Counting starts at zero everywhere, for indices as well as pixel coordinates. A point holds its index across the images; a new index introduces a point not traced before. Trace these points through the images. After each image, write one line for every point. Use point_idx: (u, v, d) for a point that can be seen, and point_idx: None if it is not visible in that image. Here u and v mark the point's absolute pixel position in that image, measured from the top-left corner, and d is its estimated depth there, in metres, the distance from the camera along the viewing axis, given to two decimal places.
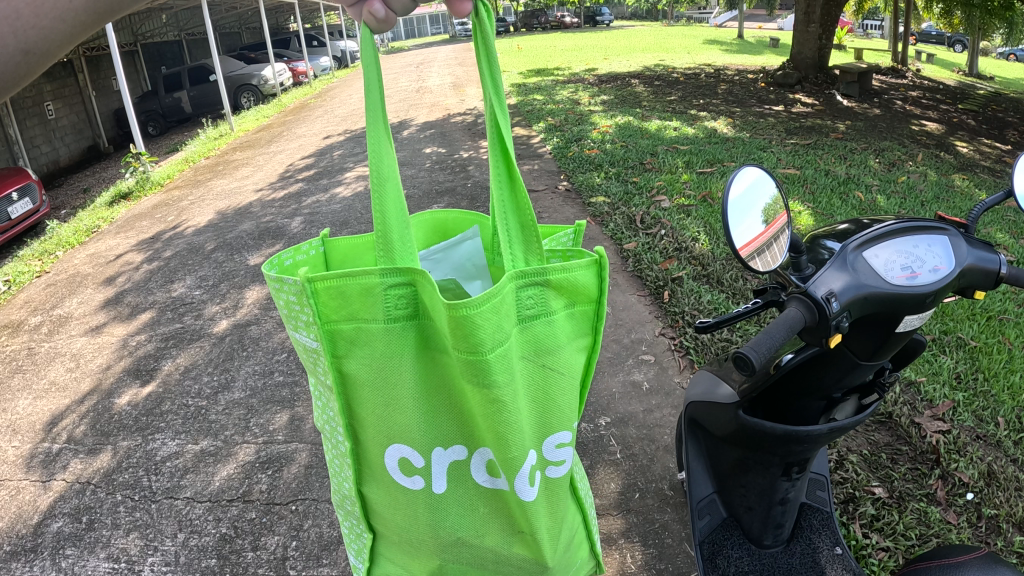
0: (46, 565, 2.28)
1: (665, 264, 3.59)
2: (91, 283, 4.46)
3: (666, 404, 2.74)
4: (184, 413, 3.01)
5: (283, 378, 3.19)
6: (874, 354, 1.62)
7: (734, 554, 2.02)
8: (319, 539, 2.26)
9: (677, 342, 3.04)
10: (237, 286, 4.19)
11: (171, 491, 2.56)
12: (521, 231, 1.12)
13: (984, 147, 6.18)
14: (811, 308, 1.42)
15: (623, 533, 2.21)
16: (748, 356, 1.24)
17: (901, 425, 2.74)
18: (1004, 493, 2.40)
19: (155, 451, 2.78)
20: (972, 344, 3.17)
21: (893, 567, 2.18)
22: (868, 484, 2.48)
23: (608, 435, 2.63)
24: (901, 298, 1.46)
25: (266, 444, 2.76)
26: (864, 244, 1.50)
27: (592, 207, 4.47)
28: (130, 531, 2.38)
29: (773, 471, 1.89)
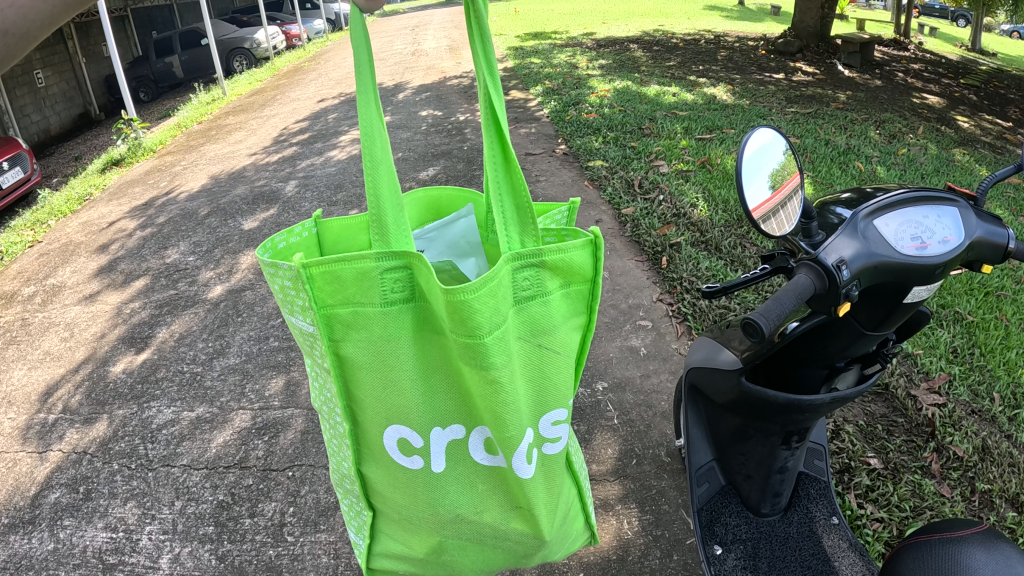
0: (45, 536, 2.28)
1: (663, 229, 3.55)
2: (84, 252, 4.41)
3: (664, 369, 2.72)
4: (180, 379, 2.99)
5: (279, 344, 3.16)
6: (881, 324, 1.60)
7: (732, 522, 2.02)
8: (317, 505, 2.27)
9: (675, 308, 3.01)
10: (231, 251, 4.14)
11: (167, 459, 2.55)
12: (516, 212, 1.09)
13: (985, 122, 6.08)
14: (821, 276, 1.41)
15: (621, 499, 2.21)
16: (757, 323, 1.20)
17: (897, 397, 2.73)
18: (997, 468, 2.40)
19: (150, 419, 2.76)
20: (970, 319, 3.14)
21: (886, 538, 2.19)
22: (864, 455, 2.48)
23: (605, 400, 2.61)
24: (910, 268, 1.44)
25: (262, 410, 2.74)
26: (875, 212, 1.48)
27: (590, 171, 4.41)
28: (128, 499, 2.39)
29: (773, 440, 1.88)
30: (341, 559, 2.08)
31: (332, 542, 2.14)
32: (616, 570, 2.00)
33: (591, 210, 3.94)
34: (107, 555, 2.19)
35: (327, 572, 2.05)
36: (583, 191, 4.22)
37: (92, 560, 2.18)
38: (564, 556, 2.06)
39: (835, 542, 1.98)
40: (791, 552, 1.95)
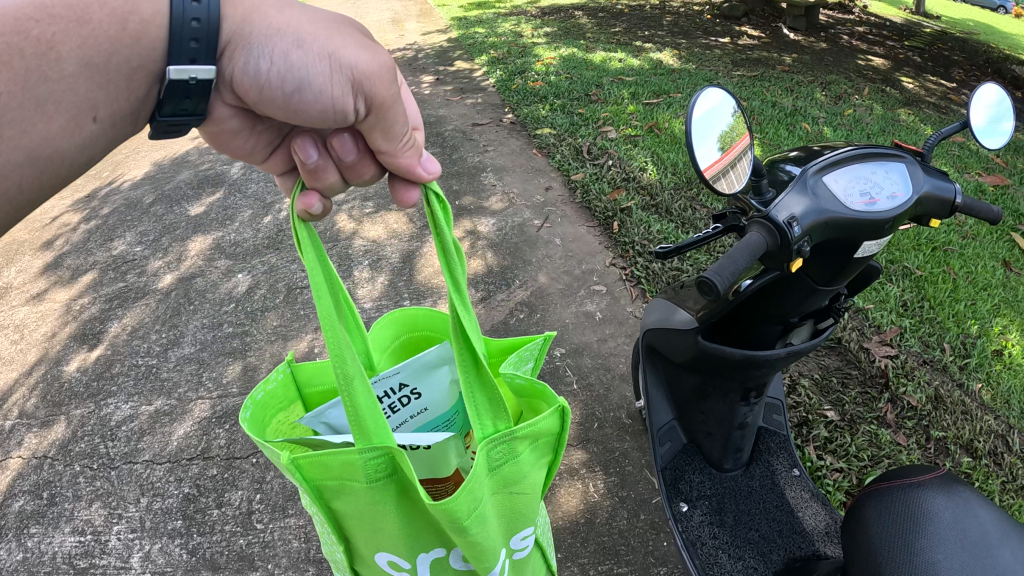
0: (12, 546, 2.22)
1: (613, 194, 3.50)
2: (28, 249, 4.22)
3: (620, 332, 2.70)
4: (135, 373, 2.91)
5: (233, 330, 3.10)
6: (832, 279, 1.64)
7: (696, 479, 2.06)
8: (283, 490, 2.28)
9: (628, 272, 2.98)
10: (179, 238, 3.98)
11: (129, 456, 2.49)
12: (489, 401, 1.04)
13: (928, 82, 6.24)
14: (772, 233, 1.45)
15: (585, 463, 2.24)
16: (711, 280, 1.26)
17: (850, 350, 2.80)
18: (950, 415, 2.48)
19: (109, 416, 2.69)
20: (918, 273, 3.22)
21: (846, 487, 2.27)
22: (821, 408, 2.55)
23: (563, 365, 2.58)
24: (859, 223, 1.48)
25: (220, 398, 2.70)
26: (825, 168, 1.51)
27: (538, 139, 4.35)
28: (93, 500, 2.35)
29: (732, 396, 1.92)
30: (312, 541, 2.11)
31: (301, 525, 2.16)
32: (584, 533, 2.04)
33: (539, 177, 3.89)
34: (78, 559, 2.16)
35: (300, 557, 2.07)
36: (532, 159, 4.15)
37: (62, 566, 2.14)
38: None
39: (797, 493, 2.05)
40: (755, 505, 2.01)
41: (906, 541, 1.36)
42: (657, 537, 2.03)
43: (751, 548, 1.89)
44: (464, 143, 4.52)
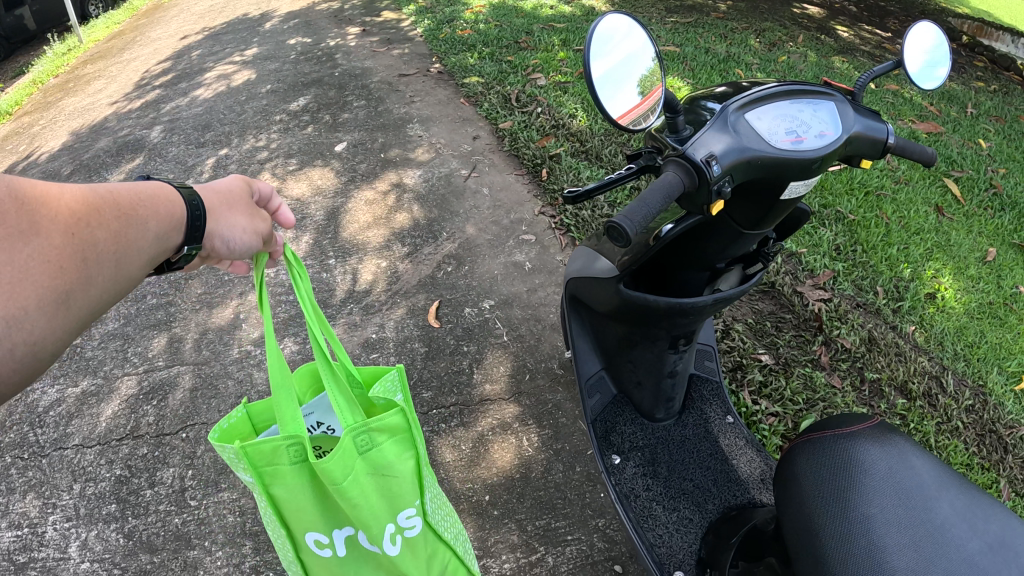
0: None
1: (542, 141, 3.38)
2: None
3: (550, 282, 2.67)
4: (59, 357, 2.73)
5: (157, 302, 2.94)
6: (758, 223, 1.60)
7: (628, 430, 2.03)
8: (216, 464, 2.23)
9: (558, 221, 2.93)
10: None
11: (59, 442, 2.40)
12: (342, 391, 1.06)
13: (863, 32, 6.30)
14: (689, 173, 1.40)
15: (519, 417, 2.22)
16: (622, 225, 1.19)
17: (784, 295, 2.81)
18: (884, 357, 2.54)
19: (36, 402, 2.55)
20: (852, 218, 3.21)
21: (782, 430, 2.31)
22: (755, 351, 2.57)
23: (493, 317, 2.55)
24: (786, 162, 1.42)
25: (147, 372, 2.59)
26: (748, 105, 1.46)
27: (466, 88, 4.06)
28: (27, 491, 2.26)
29: (660, 345, 1.87)
30: (247, 514, 2.09)
31: (235, 499, 2.13)
32: (520, 488, 2.04)
33: (466, 127, 3.69)
34: (17, 554, 2.08)
35: (236, 531, 2.05)
36: (459, 109, 3.89)
37: None
38: (467, 482, 2.06)
39: (731, 441, 2.06)
40: (689, 454, 2.01)
41: (841, 494, 1.31)
42: (593, 489, 2.05)
43: (685, 498, 1.90)
44: (390, 95, 4.15)
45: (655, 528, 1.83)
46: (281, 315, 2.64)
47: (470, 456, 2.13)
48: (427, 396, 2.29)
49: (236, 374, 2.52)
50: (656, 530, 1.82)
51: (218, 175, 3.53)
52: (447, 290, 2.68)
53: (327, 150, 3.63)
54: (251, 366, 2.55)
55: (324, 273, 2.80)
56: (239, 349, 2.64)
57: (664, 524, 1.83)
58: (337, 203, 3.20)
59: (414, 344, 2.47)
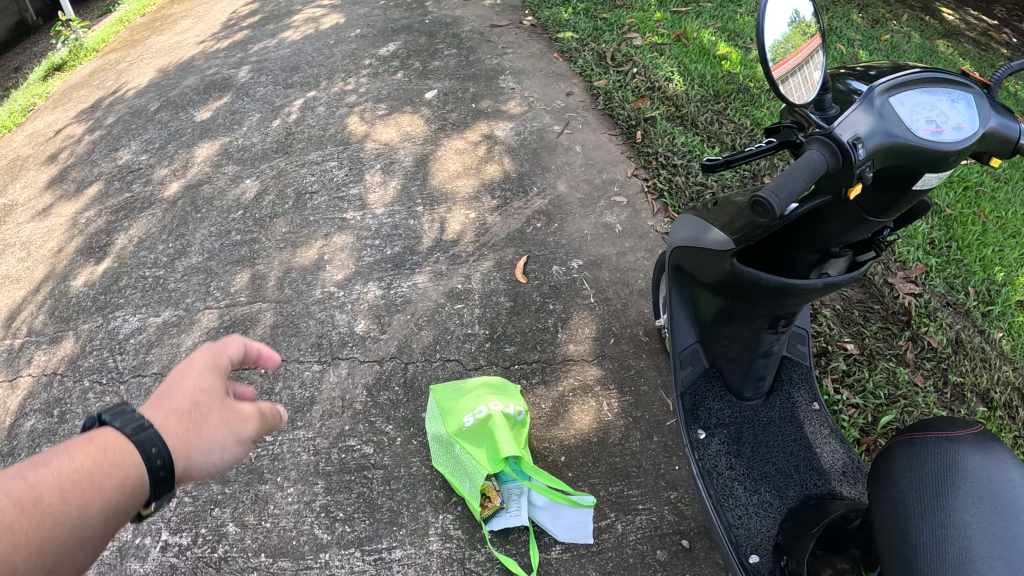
0: None
1: (637, 103, 3.17)
2: (33, 163, 3.63)
3: (640, 246, 2.58)
4: (143, 285, 2.74)
5: (241, 238, 2.85)
6: (883, 210, 1.51)
7: (715, 406, 1.98)
8: (292, 401, 2.25)
9: (651, 184, 2.78)
10: (186, 144, 3.43)
11: (138, 369, 2.45)
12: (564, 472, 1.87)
13: (970, 16, 5.84)
14: (835, 153, 1.39)
15: (600, 380, 2.20)
16: (768, 201, 1.23)
17: (874, 284, 2.69)
18: (970, 361, 2.42)
19: (117, 329, 2.59)
20: (948, 213, 3.03)
21: (861, 424, 2.23)
22: (841, 339, 2.47)
23: (581, 277, 2.50)
24: (919, 153, 1.35)
25: (228, 308, 2.58)
26: (891, 89, 1.41)
27: (558, 43, 3.74)
28: (103, 416, 2.33)
29: (759, 323, 1.80)
30: (320, 455, 2.11)
31: (310, 439, 2.16)
32: (596, 453, 2.03)
33: (558, 82, 3.43)
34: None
35: (309, 469, 2.08)
36: (552, 64, 3.60)
37: None
38: (544, 441, 2.07)
39: (816, 429, 1.98)
40: (774, 437, 1.94)
41: (935, 500, 1.24)
42: (669, 460, 2.03)
43: (767, 481, 1.85)
44: (482, 45, 3.83)
45: (735, 509, 1.79)
46: (366, 260, 2.67)
47: (549, 414, 2.13)
48: (509, 351, 2.29)
49: (318, 315, 2.50)
50: (736, 510, 1.78)
51: (306, 116, 3.46)
52: (535, 246, 2.63)
53: (417, 97, 3.48)
54: (331, 308, 2.52)
55: (412, 219, 2.81)
56: (322, 291, 2.58)
57: (744, 505, 1.80)
58: (426, 149, 3.13)
59: (500, 297, 2.47)
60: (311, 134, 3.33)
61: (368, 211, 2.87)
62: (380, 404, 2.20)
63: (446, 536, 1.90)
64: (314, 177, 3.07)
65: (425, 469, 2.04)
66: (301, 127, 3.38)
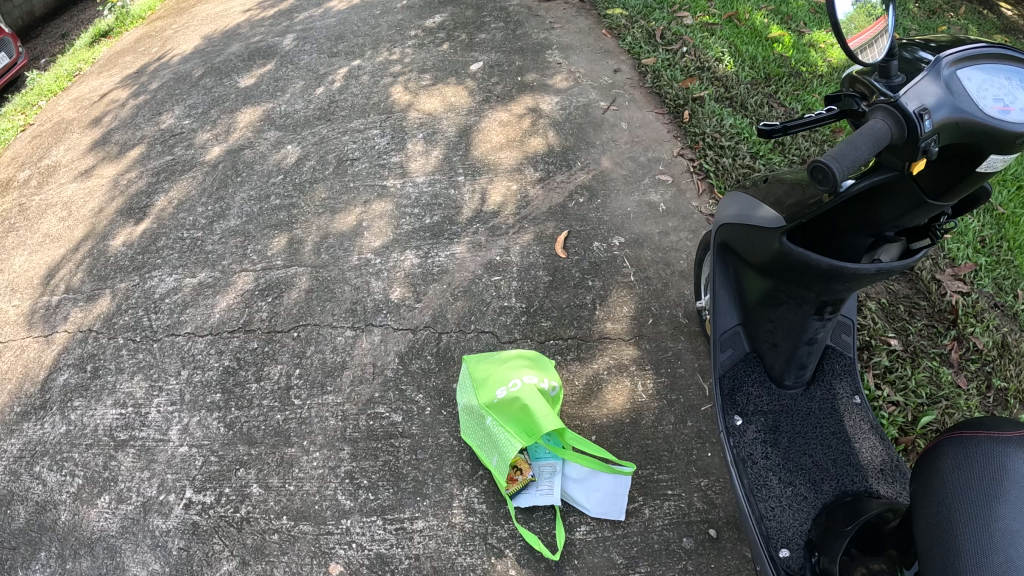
0: (57, 419, 2.29)
1: (686, 83, 3.07)
2: (78, 126, 3.68)
3: (684, 227, 2.53)
4: (181, 246, 2.77)
5: (280, 202, 2.86)
6: (945, 193, 1.42)
7: (754, 392, 1.94)
8: (323, 366, 2.26)
9: (697, 164, 2.72)
10: (229, 110, 3.45)
11: (172, 328, 2.47)
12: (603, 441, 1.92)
13: None
14: (899, 123, 1.33)
15: (636, 360, 2.17)
16: (829, 165, 1.18)
17: (921, 280, 2.61)
18: (1017, 366, 2.34)
19: (153, 288, 2.62)
20: (1001, 211, 2.92)
21: (900, 422, 2.17)
22: (885, 334, 2.41)
23: (621, 255, 2.47)
24: (986, 130, 1.26)
25: (264, 271, 2.59)
26: (960, 63, 1.34)
27: (608, 18, 3.62)
28: (135, 372, 2.37)
29: (805, 309, 1.75)
30: (348, 421, 2.11)
31: (339, 404, 2.16)
32: (628, 434, 2.01)
33: (606, 59, 3.35)
34: (118, 431, 2.22)
35: (336, 435, 2.09)
36: (600, 40, 3.50)
37: (105, 437, 2.21)
38: (576, 418, 2.05)
39: (856, 423, 1.92)
40: (812, 428, 1.89)
41: (982, 504, 1.16)
42: (702, 447, 1.99)
43: (802, 474, 1.79)
44: (528, 19, 3.75)
45: (767, 500, 1.75)
46: (405, 228, 2.67)
47: (582, 392, 2.11)
48: (545, 326, 2.28)
49: (354, 281, 2.50)
50: (769, 501, 1.74)
51: (350, 85, 3.44)
52: (577, 221, 2.60)
53: (462, 69, 3.43)
54: (368, 274, 2.52)
55: (452, 189, 2.79)
56: (358, 258, 2.59)
57: (778, 497, 1.75)
58: (470, 120, 3.10)
59: (538, 271, 2.44)
60: (354, 102, 3.31)
61: (409, 179, 2.86)
62: (411, 372, 2.20)
63: (470, 509, 1.89)
64: (355, 145, 3.06)
65: (454, 440, 2.03)
66: (345, 96, 3.37)
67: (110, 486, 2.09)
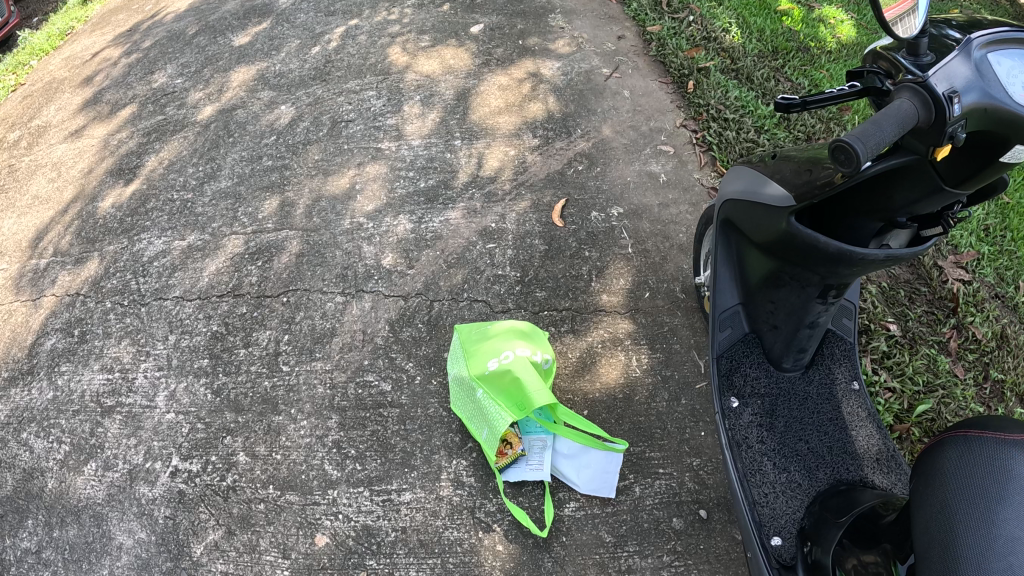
0: (44, 384, 2.25)
1: (691, 52, 3.01)
2: (68, 87, 3.61)
3: (684, 199, 2.49)
4: (170, 208, 2.72)
5: (272, 164, 2.80)
6: (964, 182, 1.37)
7: (751, 374, 1.90)
8: (312, 332, 2.22)
9: (700, 136, 2.67)
10: (222, 70, 3.38)
11: (160, 292, 2.43)
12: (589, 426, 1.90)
13: None
14: (928, 106, 1.27)
15: (631, 335, 2.13)
16: (852, 146, 1.14)
17: (923, 266, 2.55)
18: (1014, 359, 2.31)
19: (142, 252, 2.57)
20: (1007, 200, 2.85)
21: (896, 409, 2.15)
22: (884, 319, 2.36)
23: (619, 226, 2.42)
24: (1017, 120, 1.23)
25: (255, 234, 2.55)
26: (990, 45, 1.30)
27: None
28: (123, 337, 2.32)
29: (809, 292, 1.70)
30: (336, 389, 2.07)
31: (327, 371, 2.12)
32: (621, 410, 1.98)
33: (610, 25, 3.28)
34: (105, 397, 2.18)
35: (323, 403, 2.05)
36: (604, 5, 3.42)
37: (91, 403, 2.17)
38: (568, 392, 2.02)
39: (852, 410, 1.88)
40: (809, 413, 1.85)
41: (983, 508, 1.13)
42: (695, 426, 1.96)
43: (797, 460, 1.76)
44: None
45: (761, 485, 1.71)
46: (398, 191, 2.61)
47: (575, 365, 2.08)
48: (540, 296, 2.24)
49: (345, 246, 2.45)
50: (762, 487, 1.70)
51: (347, 45, 3.37)
52: (575, 189, 2.55)
53: (462, 31, 3.36)
54: (360, 239, 2.47)
55: (449, 152, 2.74)
56: (350, 222, 2.54)
57: (771, 484, 1.72)
58: (468, 83, 3.03)
59: (534, 240, 2.40)
60: (350, 62, 3.25)
61: (404, 142, 2.80)
62: (402, 340, 2.16)
63: (458, 482, 1.86)
64: (350, 106, 3.00)
65: (443, 411, 2.00)
66: (341, 56, 3.30)
67: (96, 453, 2.06)
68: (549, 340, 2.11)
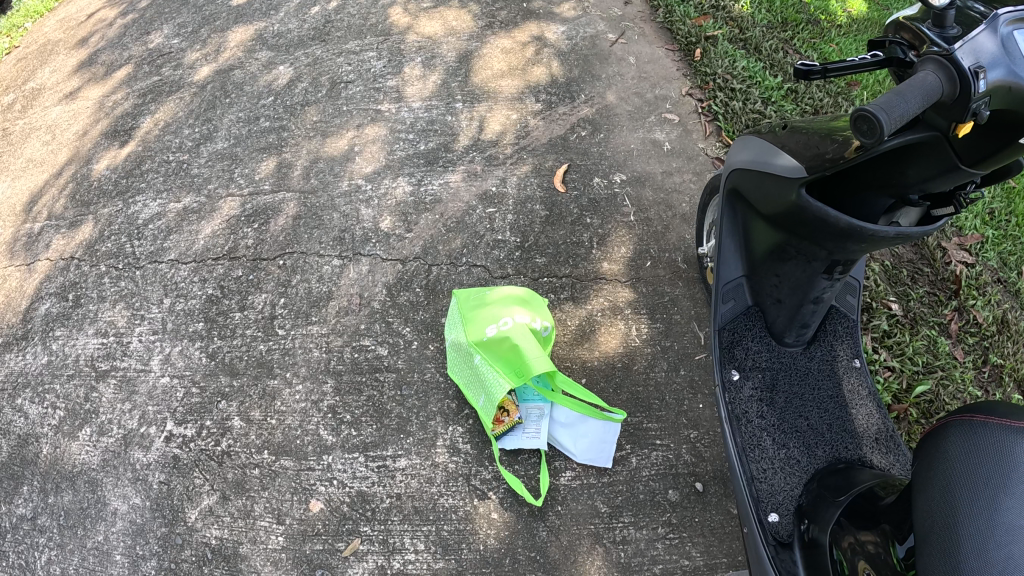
0: (38, 349, 2.23)
1: (699, 20, 2.96)
2: (64, 48, 3.55)
3: (688, 168, 2.47)
4: (166, 169, 2.69)
5: (269, 125, 2.76)
6: (980, 162, 1.34)
7: (753, 347, 1.89)
8: (309, 295, 2.20)
9: (705, 106, 2.64)
10: (218, 30, 3.32)
11: (155, 255, 2.40)
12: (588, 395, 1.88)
13: None
14: (952, 80, 1.24)
15: (631, 305, 2.12)
16: (875, 116, 1.12)
17: (927, 246, 2.53)
18: (1014, 344, 2.30)
19: (137, 214, 2.54)
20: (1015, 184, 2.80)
21: (895, 389, 2.15)
22: (886, 298, 2.35)
23: (622, 194, 2.39)
24: None
25: (252, 196, 2.52)
26: (1015, 23, 1.28)
27: None
28: (117, 301, 2.30)
29: (815, 266, 1.69)
30: (332, 353, 2.06)
31: (323, 335, 2.10)
32: (620, 379, 1.97)
33: None
34: (99, 361, 2.16)
35: (320, 367, 2.03)
36: None
37: (85, 367, 2.16)
38: (567, 360, 2.01)
39: (853, 388, 1.87)
40: (810, 390, 1.84)
41: (985, 493, 1.12)
42: (694, 398, 1.95)
43: (796, 436, 1.75)
44: None
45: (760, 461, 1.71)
46: (398, 153, 2.58)
47: (575, 334, 2.06)
48: (540, 262, 2.22)
49: (342, 208, 2.43)
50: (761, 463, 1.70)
51: (347, 5, 3.31)
52: (578, 155, 2.52)
53: None
54: (358, 202, 2.44)
55: (449, 115, 2.70)
56: (349, 183, 2.51)
57: (770, 459, 1.71)
58: (471, 46, 2.98)
59: (535, 205, 2.37)
60: (351, 23, 3.19)
61: (404, 104, 2.76)
62: (399, 305, 2.14)
63: (454, 449, 1.85)
64: (350, 67, 2.96)
65: (440, 377, 1.98)
66: (341, 16, 3.24)
67: (91, 418, 2.04)
68: (549, 308, 2.09)
